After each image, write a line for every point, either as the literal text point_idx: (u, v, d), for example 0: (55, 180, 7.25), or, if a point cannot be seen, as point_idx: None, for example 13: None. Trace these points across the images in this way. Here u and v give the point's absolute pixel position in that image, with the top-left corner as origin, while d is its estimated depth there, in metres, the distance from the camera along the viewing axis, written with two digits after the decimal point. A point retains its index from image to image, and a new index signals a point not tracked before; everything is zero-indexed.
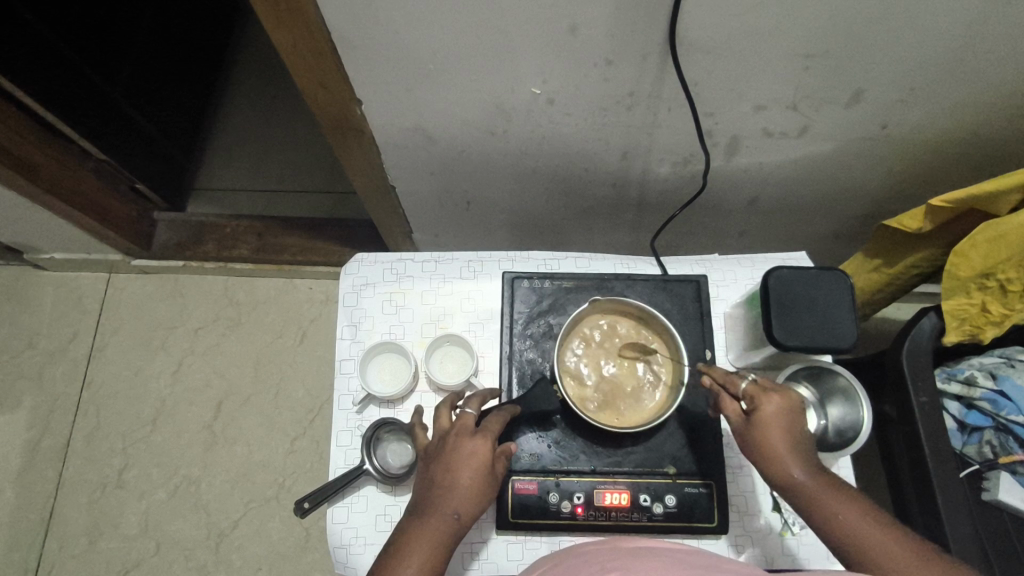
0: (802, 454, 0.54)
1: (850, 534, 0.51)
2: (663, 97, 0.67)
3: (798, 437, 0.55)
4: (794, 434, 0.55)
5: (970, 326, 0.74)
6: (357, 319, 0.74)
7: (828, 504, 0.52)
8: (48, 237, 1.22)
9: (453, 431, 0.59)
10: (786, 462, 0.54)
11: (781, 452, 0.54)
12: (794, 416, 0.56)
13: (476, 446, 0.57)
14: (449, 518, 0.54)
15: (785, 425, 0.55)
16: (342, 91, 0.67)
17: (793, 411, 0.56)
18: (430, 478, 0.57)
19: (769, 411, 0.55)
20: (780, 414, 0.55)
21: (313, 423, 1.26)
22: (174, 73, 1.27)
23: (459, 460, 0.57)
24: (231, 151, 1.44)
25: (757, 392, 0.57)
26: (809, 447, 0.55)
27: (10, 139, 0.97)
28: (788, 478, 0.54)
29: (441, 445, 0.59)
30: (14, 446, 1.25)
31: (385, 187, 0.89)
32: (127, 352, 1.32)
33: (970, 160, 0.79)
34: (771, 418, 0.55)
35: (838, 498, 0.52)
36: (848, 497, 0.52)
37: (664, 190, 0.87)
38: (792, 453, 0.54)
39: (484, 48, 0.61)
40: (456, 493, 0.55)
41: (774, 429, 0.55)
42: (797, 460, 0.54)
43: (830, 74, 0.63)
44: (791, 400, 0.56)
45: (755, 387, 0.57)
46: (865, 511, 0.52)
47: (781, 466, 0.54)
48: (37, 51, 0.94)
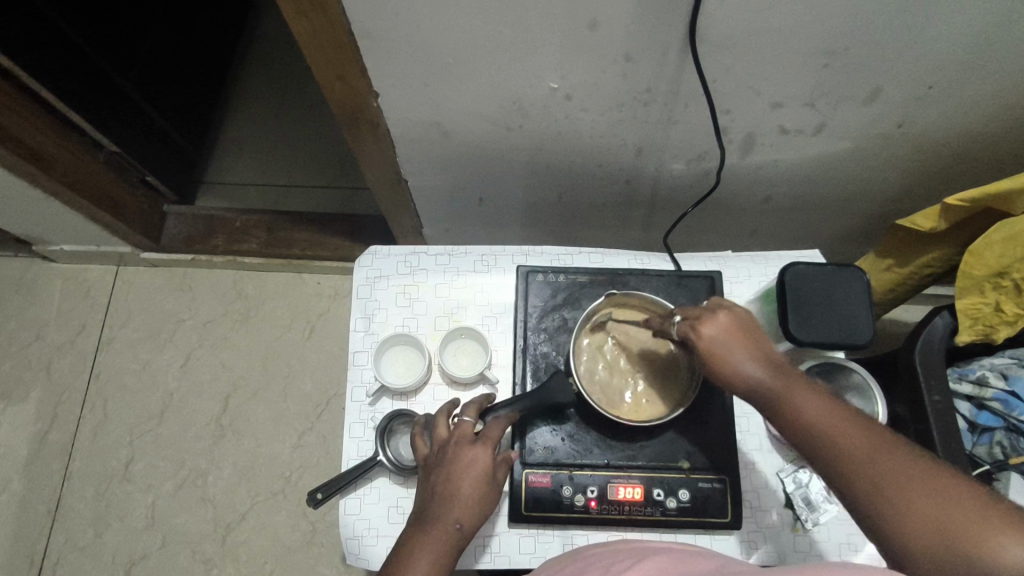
0: (755, 357, 0.54)
1: (811, 427, 0.50)
2: (681, 93, 0.67)
3: (746, 344, 0.55)
4: (745, 340, 0.55)
5: (983, 325, 0.74)
6: (371, 312, 0.74)
7: (785, 399, 0.52)
8: (58, 230, 1.23)
9: (453, 440, 0.60)
10: (737, 367, 0.54)
11: (732, 358, 0.54)
12: (740, 328, 0.56)
13: (477, 455, 0.59)
14: (451, 528, 0.56)
15: (731, 337, 0.55)
16: (360, 84, 0.67)
17: (731, 326, 0.55)
18: (432, 488, 0.58)
19: (709, 329, 0.55)
20: (724, 327, 0.55)
21: (320, 418, 1.26)
22: (185, 67, 1.27)
23: (459, 471, 0.58)
24: (241, 145, 1.44)
25: (692, 325, 0.56)
26: (762, 348, 0.55)
27: (22, 130, 0.98)
28: (743, 377, 0.54)
29: (442, 454, 0.60)
30: (22, 438, 1.25)
31: (398, 182, 0.89)
32: (135, 345, 1.32)
33: (984, 160, 0.79)
34: (716, 345, 0.55)
35: (795, 391, 0.52)
36: (806, 390, 0.52)
37: (677, 187, 0.87)
38: (744, 357, 0.54)
39: (503, 42, 0.61)
40: (458, 503, 0.57)
41: (718, 340, 0.55)
42: (750, 361, 0.54)
43: (849, 71, 0.63)
44: (733, 317, 0.56)
45: (690, 314, 0.57)
46: (824, 401, 0.51)
47: (735, 372, 0.54)
48: (50, 42, 0.94)
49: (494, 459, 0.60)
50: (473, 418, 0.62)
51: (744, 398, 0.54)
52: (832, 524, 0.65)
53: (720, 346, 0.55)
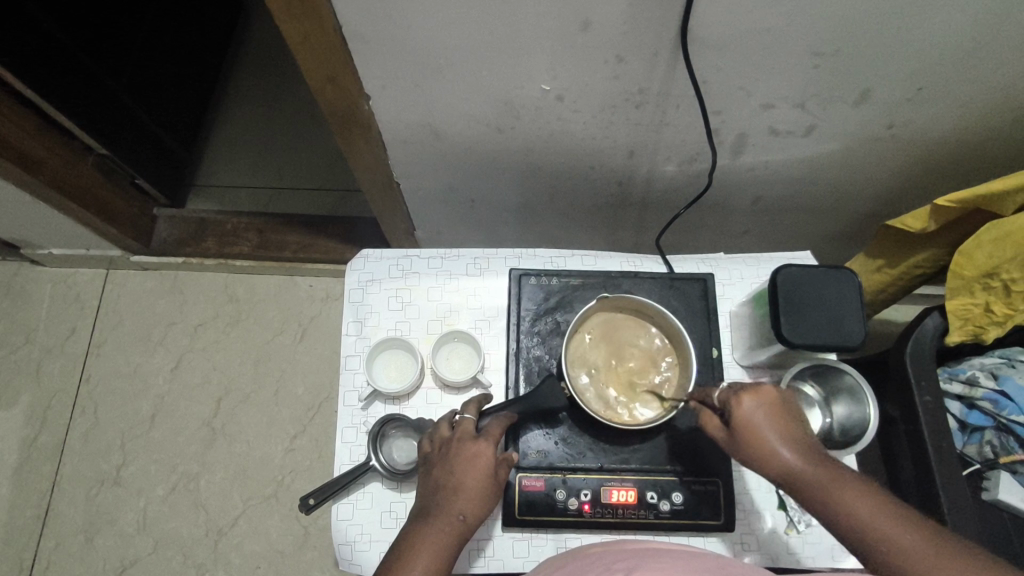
0: (793, 442, 0.55)
1: (862, 527, 0.50)
2: (673, 94, 0.67)
3: (786, 427, 0.55)
4: (786, 423, 0.56)
5: (973, 326, 0.74)
6: (363, 316, 0.73)
7: (831, 494, 0.51)
8: (47, 233, 1.22)
9: (454, 437, 0.60)
10: (778, 453, 0.54)
11: (769, 443, 0.55)
12: (781, 407, 0.56)
13: (480, 449, 0.59)
14: (456, 520, 0.56)
15: (772, 418, 0.56)
16: (352, 86, 0.67)
17: (770, 405, 0.56)
18: (435, 483, 0.58)
19: (748, 404, 0.56)
20: (763, 406, 0.56)
21: (313, 421, 1.26)
22: (176, 69, 1.26)
23: (462, 465, 0.58)
24: (232, 146, 1.43)
25: (731, 394, 0.57)
26: (802, 434, 0.56)
27: (11, 132, 0.96)
28: (780, 465, 0.54)
29: (444, 451, 0.60)
30: (11, 442, 1.24)
31: (390, 184, 0.89)
32: (125, 349, 1.31)
33: (973, 161, 0.80)
34: (752, 422, 0.55)
35: (842, 486, 0.52)
36: (855, 487, 0.52)
37: (669, 189, 0.87)
38: (782, 440, 0.55)
39: (495, 43, 0.61)
40: (462, 495, 0.57)
41: (758, 419, 0.55)
42: (787, 444, 0.54)
43: (840, 72, 0.63)
44: (772, 393, 0.57)
45: (732, 386, 0.58)
46: (875, 500, 0.51)
47: (774, 457, 0.54)
48: (38, 44, 0.93)
49: (496, 456, 0.60)
50: (474, 416, 0.62)
51: (790, 490, 0.54)
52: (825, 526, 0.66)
53: (756, 428, 0.55)
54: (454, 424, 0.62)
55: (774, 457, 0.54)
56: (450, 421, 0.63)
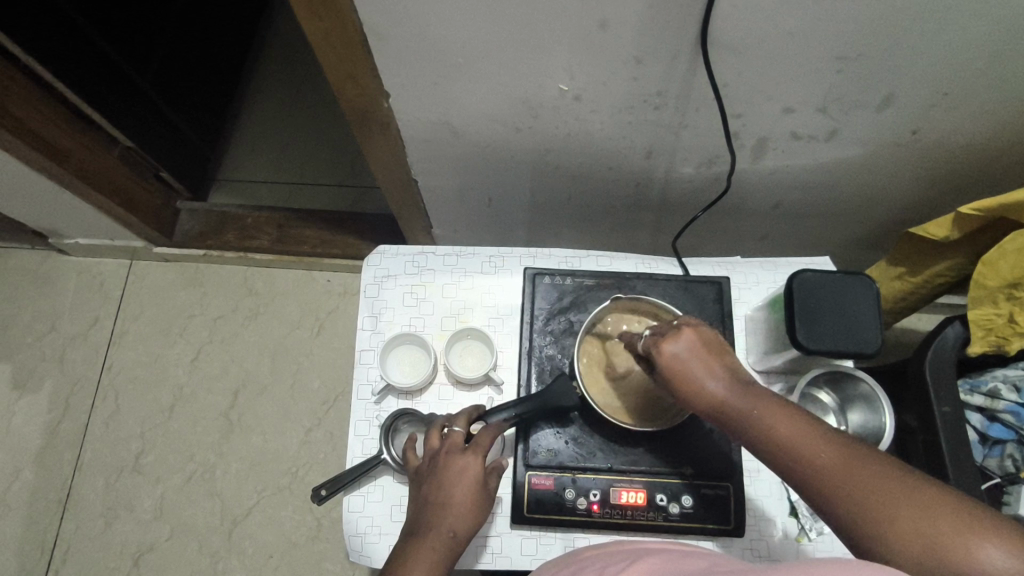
0: (715, 374, 0.53)
1: (785, 449, 0.48)
2: (692, 96, 0.66)
3: (710, 360, 0.54)
4: (709, 362, 0.54)
5: (995, 336, 0.72)
6: (378, 311, 0.74)
7: (759, 419, 0.50)
8: (75, 223, 1.25)
9: (443, 449, 0.61)
10: (705, 392, 0.53)
11: (693, 378, 0.53)
12: (704, 346, 0.55)
13: (468, 462, 0.60)
14: (446, 535, 0.57)
15: (694, 356, 0.54)
16: (372, 83, 0.68)
17: (693, 343, 0.54)
18: (425, 498, 0.59)
19: (669, 350, 0.54)
20: (686, 348, 0.54)
21: (328, 415, 1.27)
22: (201, 65, 1.28)
23: (450, 479, 0.59)
24: (254, 142, 1.45)
25: (654, 336, 0.56)
26: (725, 365, 0.54)
27: (38, 124, 0.99)
28: (706, 399, 0.53)
29: (433, 465, 0.61)
30: (36, 427, 1.27)
31: (408, 181, 0.90)
32: (147, 339, 1.34)
33: (1000, 168, 0.78)
34: (674, 360, 0.54)
35: (765, 409, 0.50)
36: (778, 409, 0.50)
37: (687, 191, 0.86)
38: (705, 375, 0.53)
39: (513, 43, 0.61)
40: (452, 509, 0.58)
41: (682, 360, 0.54)
42: (709, 378, 0.53)
43: (862, 76, 0.62)
44: (694, 335, 0.55)
45: (656, 331, 0.56)
46: (796, 420, 0.49)
47: (699, 393, 0.53)
48: (68, 39, 0.95)
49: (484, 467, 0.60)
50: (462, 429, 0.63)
51: (718, 421, 0.53)
52: (838, 534, 0.65)
53: (681, 365, 0.54)
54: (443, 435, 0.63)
55: (698, 390, 0.53)
56: (440, 431, 0.63)
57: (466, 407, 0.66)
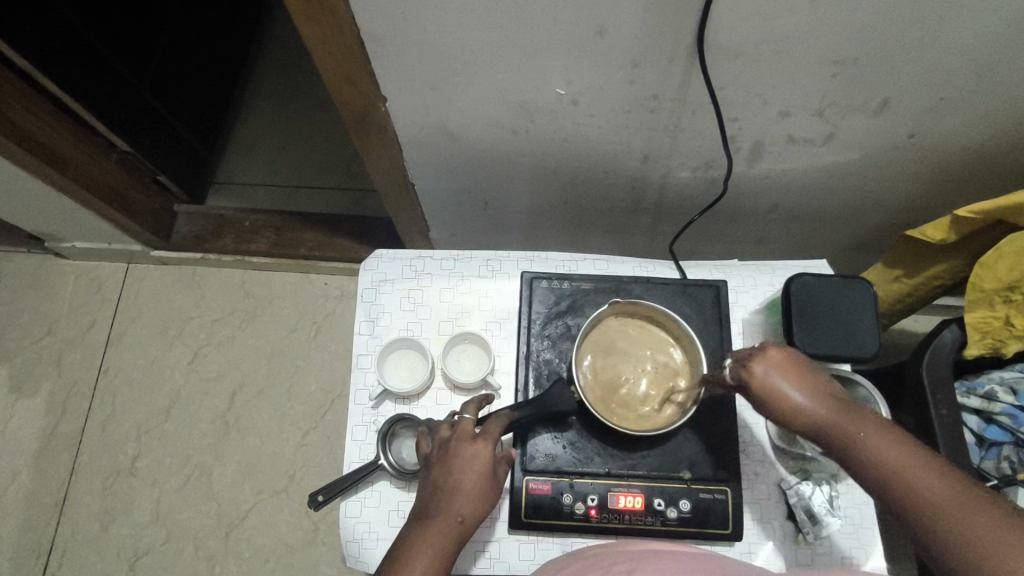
0: (810, 391, 0.53)
1: (881, 468, 0.49)
2: (688, 100, 0.66)
3: (804, 377, 0.53)
4: (804, 383, 0.53)
5: (992, 338, 0.72)
6: (375, 315, 0.74)
7: (855, 436, 0.50)
8: (71, 227, 1.24)
9: (453, 437, 0.61)
10: (801, 413, 0.52)
11: (787, 396, 0.53)
12: (795, 367, 0.54)
13: (478, 450, 0.59)
14: (452, 522, 0.56)
15: (786, 376, 0.53)
16: (369, 87, 0.68)
17: (783, 363, 0.54)
18: (433, 483, 0.59)
19: (760, 370, 0.54)
20: (776, 370, 0.53)
21: (325, 418, 1.27)
22: (198, 68, 1.28)
23: (459, 465, 0.58)
24: (251, 145, 1.45)
25: (742, 359, 0.55)
26: (817, 380, 0.54)
27: (36, 128, 0.99)
28: (800, 417, 0.53)
29: (442, 452, 0.60)
30: (31, 430, 1.27)
31: (404, 185, 0.89)
32: (143, 342, 1.33)
33: (996, 172, 0.78)
34: (767, 381, 0.53)
35: (868, 430, 0.50)
36: (878, 434, 0.50)
37: (684, 194, 0.86)
38: (799, 393, 0.53)
39: (509, 48, 0.61)
40: (460, 496, 0.57)
41: (772, 381, 0.53)
42: (804, 396, 0.53)
43: (859, 80, 0.62)
44: (781, 354, 0.54)
45: (741, 354, 0.56)
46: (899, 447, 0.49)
47: (793, 411, 0.53)
48: (67, 43, 0.95)
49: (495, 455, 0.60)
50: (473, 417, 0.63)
51: (816, 441, 0.53)
52: (835, 537, 0.65)
53: (775, 385, 0.53)
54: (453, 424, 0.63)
55: (793, 408, 0.53)
56: (449, 420, 0.63)
57: (478, 395, 0.67)
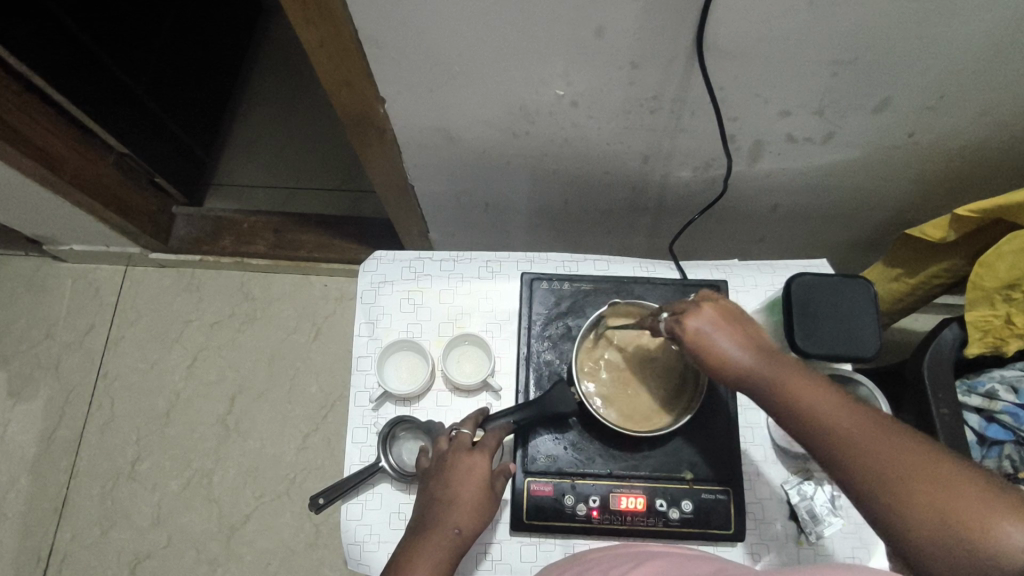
0: (744, 344, 0.53)
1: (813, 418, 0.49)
2: (688, 100, 0.66)
3: (737, 329, 0.54)
4: (733, 338, 0.54)
5: (992, 337, 0.72)
6: (375, 317, 0.74)
7: (788, 386, 0.50)
8: (70, 230, 1.24)
9: (450, 450, 0.61)
10: (733, 368, 0.53)
11: (719, 347, 0.53)
12: (731, 322, 0.54)
13: (475, 462, 0.60)
14: (451, 533, 0.57)
15: (721, 329, 0.54)
16: (367, 89, 0.68)
17: (718, 316, 0.54)
18: (431, 496, 0.59)
19: (693, 324, 0.54)
20: (712, 323, 0.54)
21: (325, 420, 1.27)
22: (196, 70, 1.28)
23: (458, 478, 0.59)
24: (249, 146, 1.45)
25: (677, 313, 0.56)
26: (750, 333, 0.54)
27: (33, 131, 0.98)
28: (733, 369, 0.53)
29: (440, 464, 0.60)
30: (31, 435, 1.26)
31: (404, 187, 0.89)
32: (143, 345, 1.33)
33: (996, 170, 0.78)
34: (699, 333, 0.54)
35: (801, 383, 0.50)
36: (810, 387, 0.50)
37: (684, 195, 0.86)
38: (733, 345, 0.53)
39: (508, 49, 0.61)
40: (458, 508, 0.58)
41: (706, 335, 0.54)
42: (739, 349, 0.53)
43: (858, 80, 0.62)
44: (720, 310, 0.55)
45: (676, 309, 0.56)
46: (830, 401, 0.49)
47: (726, 362, 0.53)
48: (63, 46, 0.95)
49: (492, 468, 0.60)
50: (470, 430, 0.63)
51: (747, 392, 0.53)
52: (838, 537, 0.65)
53: (709, 336, 0.54)
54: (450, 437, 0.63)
55: (727, 359, 0.53)
56: (447, 433, 0.63)
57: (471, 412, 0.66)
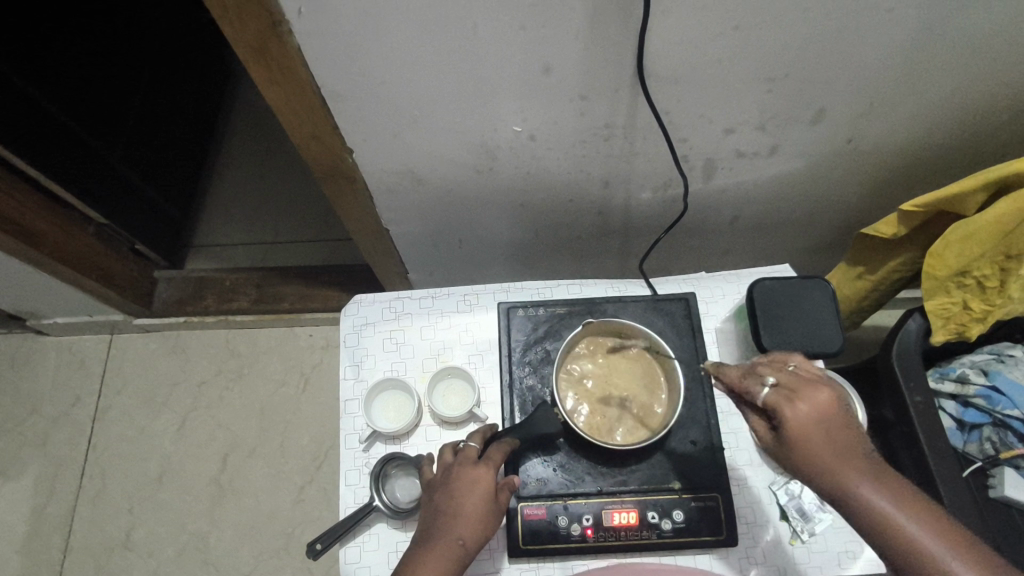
0: (854, 459, 0.47)
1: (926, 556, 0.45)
2: (638, 126, 0.70)
3: (842, 431, 0.48)
4: (839, 438, 0.47)
5: (955, 324, 0.77)
6: (359, 359, 0.75)
7: (898, 521, 0.45)
8: (51, 303, 1.25)
9: (456, 463, 0.62)
10: (846, 478, 0.47)
11: (827, 457, 0.47)
12: (841, 415, 0.48)
13: (479, 474, 0.60)
14: (453, 544, 0.57)
15: (831, 432, 0.47)
16: (334, 141, 0.71)
17: (828, 412, 0.48)
18: (435, 507, 0.59)
19: (807, 411, 0.47)
20: (820, 415, 0.47)
21: (319, 471, 1.26)
22: (169, 136, 1.31)
23: (462, 488, 0.59)
24: (226, 206, 1.47)
25: (781, 397, 0.48)
26: (859, 444, 0.48)
27: (12, 209, 1.00)
28: (842, 485, 0.47)
29: (445, 477, 0.61)
30: (20, 514, 1.24)
31: (379, 231, 0.92)
32: (131, 412, 1.32)
33: (936, 166, 0.83)
34: (804, 431, 0.47)
35: (915, 518, 0.45)
36: (914, 508, 0.46)
37: (648, 215, 0.90)
38: (842, 457, 0.47)
39: (463, 93, 0.65)
40: (461, 519, 0.58)
41: (814, 429, 0.47)
42: (850, 465, 0.47)
43: (792, 94, 0.67)
44: (831, 397, 0.48)
45: (783, 387, 0.49)
46: (932, 526, 0.45)
47: (833, 478, 0.47)
48: (38, 125, 0.98)
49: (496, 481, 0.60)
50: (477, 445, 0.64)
51: (846, 512, 0.48)
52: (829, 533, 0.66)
53: (815, 440, 0.47)
54: (457, 450, 0.64)
55: (835, 475, 0.47)
56: (454, 447, 0.65)
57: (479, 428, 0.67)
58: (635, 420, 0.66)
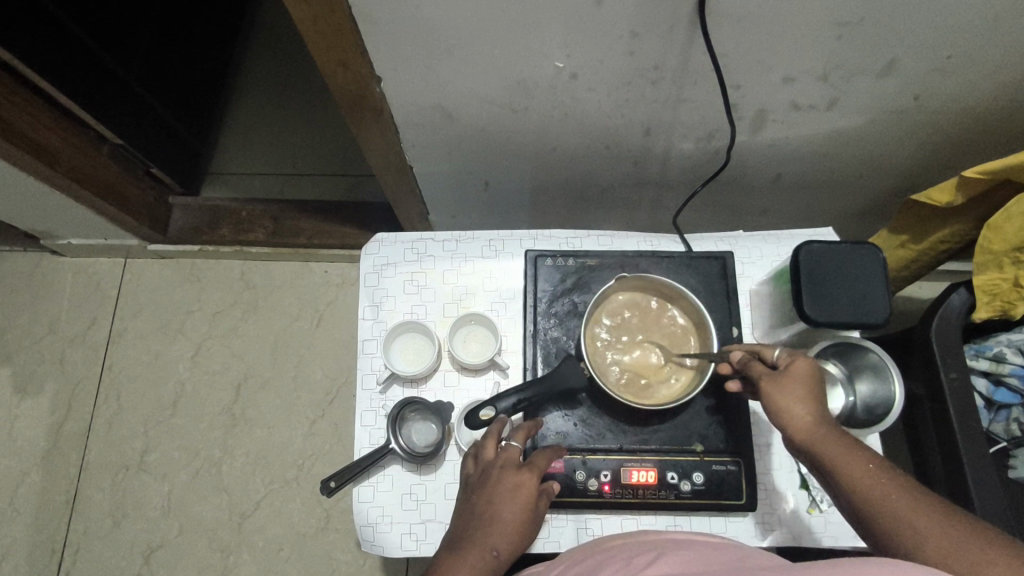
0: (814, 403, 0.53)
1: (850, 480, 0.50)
2: (691, 70, 0.65)
3: (818, 391, 0.54)
4: (817, 395, 0.54)
5: (1000, 301, 0.72)
6: (379, 300, 0.73)
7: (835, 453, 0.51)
8: (66, 224, 1.23)
9: (497, 463, 0.60)
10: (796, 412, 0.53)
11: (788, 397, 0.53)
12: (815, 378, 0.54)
13: (523, 480, 0.59)
14: (489, 555, 0.55)
15: (798, 381, 0.54)
16: (363, 68, 0.66)
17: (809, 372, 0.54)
18: (473, 509, 0.58)
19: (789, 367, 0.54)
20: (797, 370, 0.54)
21: (332, 406, 1.27)
22: (186, 55, 1.25)
23: (502, 495, 0.58)
24: (244, 134, 1.43)
25: (788, 354, 0.57)
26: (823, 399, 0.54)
27: (22, 121, 0.96)
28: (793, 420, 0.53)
29: (485, 477, 0.60)
30: (38, 430, 1.27)
31: (405, 169, 0.88)
32: (146, 337, 1.33)
33: (1002, 133, 0.78)
34: (794, 374, 0.54)
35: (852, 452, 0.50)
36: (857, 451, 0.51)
37: (688, 166, 0.85)
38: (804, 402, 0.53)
39: (506, 21, 0.60)
40: (495, 529, 0.57)
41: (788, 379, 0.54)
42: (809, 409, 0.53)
43: (865, 41, 0.61)
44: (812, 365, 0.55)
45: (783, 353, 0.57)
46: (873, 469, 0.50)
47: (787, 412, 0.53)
48: (46, 33, 0.92)
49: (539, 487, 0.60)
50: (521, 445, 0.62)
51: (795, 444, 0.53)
52: None
53: (789, 382, 0.54)
54: (500, 447, 0.62)
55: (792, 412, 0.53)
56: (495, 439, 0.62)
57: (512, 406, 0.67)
58: (636, 382, 0.64)
